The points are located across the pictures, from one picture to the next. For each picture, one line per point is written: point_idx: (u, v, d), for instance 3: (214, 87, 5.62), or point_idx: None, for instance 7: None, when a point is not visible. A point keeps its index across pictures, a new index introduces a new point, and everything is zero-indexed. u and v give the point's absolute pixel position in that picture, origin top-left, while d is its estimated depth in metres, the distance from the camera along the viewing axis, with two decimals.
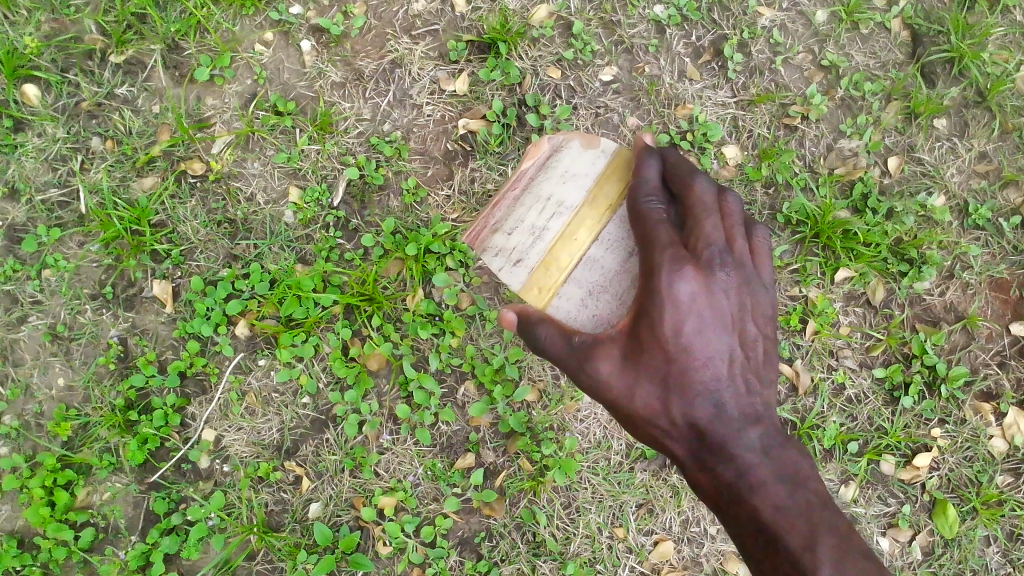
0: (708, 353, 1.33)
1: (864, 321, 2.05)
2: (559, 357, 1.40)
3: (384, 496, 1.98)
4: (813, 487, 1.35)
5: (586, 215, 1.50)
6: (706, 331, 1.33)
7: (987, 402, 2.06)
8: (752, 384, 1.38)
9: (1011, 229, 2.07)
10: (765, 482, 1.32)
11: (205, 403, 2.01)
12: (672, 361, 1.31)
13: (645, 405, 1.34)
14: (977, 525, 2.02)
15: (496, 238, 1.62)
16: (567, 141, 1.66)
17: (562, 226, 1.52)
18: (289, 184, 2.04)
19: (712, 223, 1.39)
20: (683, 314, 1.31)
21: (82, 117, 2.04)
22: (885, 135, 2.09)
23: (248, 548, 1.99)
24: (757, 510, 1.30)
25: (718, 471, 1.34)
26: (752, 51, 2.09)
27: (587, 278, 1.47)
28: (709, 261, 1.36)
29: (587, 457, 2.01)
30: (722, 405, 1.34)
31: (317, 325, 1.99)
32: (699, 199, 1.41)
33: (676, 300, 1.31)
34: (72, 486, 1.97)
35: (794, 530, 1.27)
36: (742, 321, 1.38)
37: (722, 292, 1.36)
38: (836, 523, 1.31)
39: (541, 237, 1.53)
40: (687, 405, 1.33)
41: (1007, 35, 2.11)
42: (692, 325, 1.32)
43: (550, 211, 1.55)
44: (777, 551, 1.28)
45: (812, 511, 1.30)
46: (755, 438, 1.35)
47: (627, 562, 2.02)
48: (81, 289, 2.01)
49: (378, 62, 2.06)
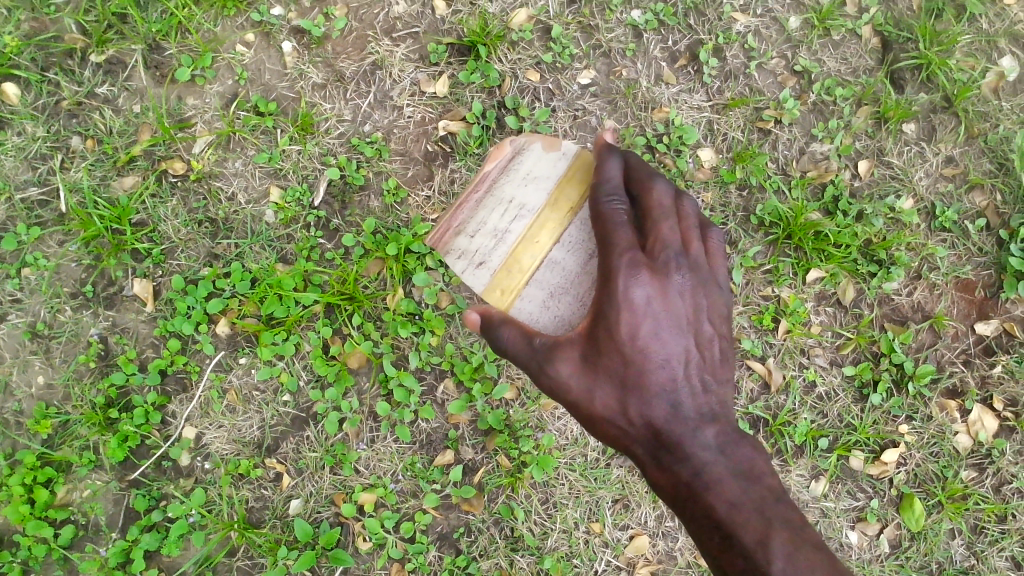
0: (664, 355, 1.37)
1: (834, 320, 2.10)
2: (520, 357, 1.42)
3: (364, 492, 2.00)
4: (767, 483, 1.39)
5: (547, 217, 1.52)
6: (662, 334, 1.37)
7: (952, 399, 2.11)
8: (709, 383, 1.42)
9: (976, 232, 2.13)
10: (719, 480, 1.37)
11: (185, 402, 2.02)
12: (629, 363, 1.35)
13: (603, 406, 1.38)
14: (943, 518, 2.07)
15: (459, 240, 1.62)
16: (530, 143, 1.68)
17: (524, 228, 1.53)
18: (270, 184, 2.06)
19: (668, 225, 1.41)
20: (638, 318, 1.35)
21: (62, 116, 2.04)
22: (856, 139, 2.14)
23: (228, 544, 2.00)
24: (712, 507, 1.35)
25: (675, 469, 1.39)
26: (727, 56, 2.14)
27: (549, 280, 1.50)
28: (665, 264, 1.38)
29: (564, 453, 2.04)
30: (678, 405, 1.38)
31: (297, 324, 2.01)
32: (656, 200, 1.42)
33: (632, 304, 1.34)
34: (51, 483, 1.98)
35: (748, 526, 1.31)
36: (698, 321, 1.42)
37: (677, 295, 1.39)
38: (790, 517, 1.35)
39: (502, 240, 1.55)
40: (644, 406, 1.37)
41: (973, 42, 2.16)
42: (648, 328, 1.36)
43: (512, 213, 1.57)
44: (731, 547, 1.31)
45: (765, 506, 1.35)
46: (711, 436, 1.39)
47: (603, 557, 2.06)
48: (61, 287, 2.02)
49: (359, 63, 2.09)
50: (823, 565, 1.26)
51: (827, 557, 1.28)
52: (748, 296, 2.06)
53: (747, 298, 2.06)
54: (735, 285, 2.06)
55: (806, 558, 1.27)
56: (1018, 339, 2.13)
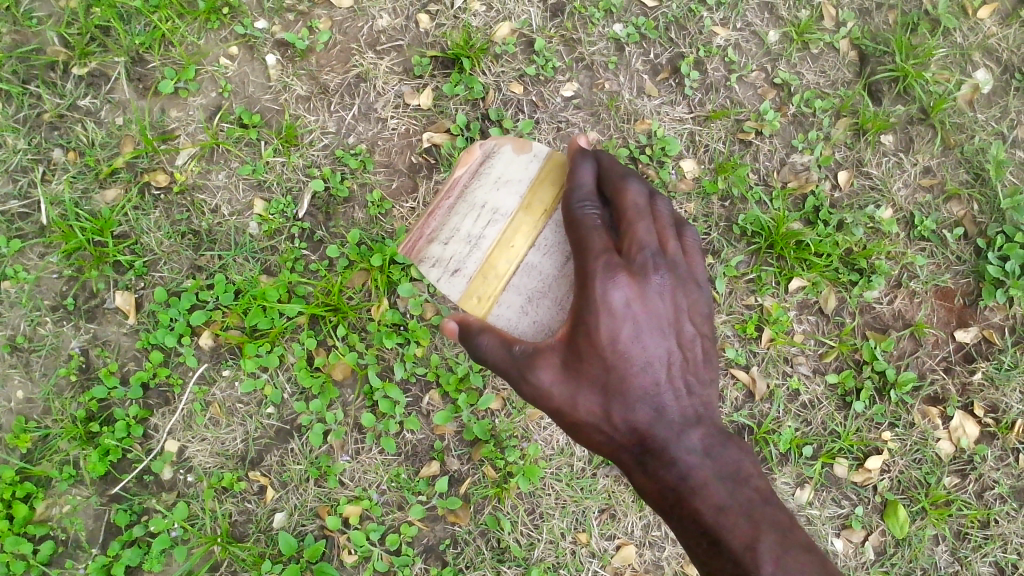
0: (645, 359, 1.37)
1: (817, 329, 2.12)
2: (501, 366, 1.42)
3: (349, 504, 1.99)
4: (753, 485, 1.40)
5: (521, 220, 1.51)
6: (643, 337, 1.37)
7: (934, 406, 2.13)
8: (692, 385, 1.43)
9: (955, 241, 2.16)
10: (706, 484, 1.37)
11: (168, 415, 2.00)
12: (610, 369, 1.36)
13: (587, 412, 1.38)
14: (927, 524, 2.09)
15: (433, 248, 1.60)
16: (499, 146, 1.66)
17: (497, 233, 1.52)
18: (253, 196, 2.06)
19: (644, 226, 1.41)
20: (618, 322, 1.35)
21: (44, 128, 2.03)
22: (835, 150, 2.17)
23: (211, 559, 1.98)
24: (699, 512, 1.35)
25: (661, 475, 1.39)
26: (708, 69, 2.17)
27: (526, 285, 1.50)
28: (643, 265, 1.39)
29: (550, 463, 2.04)
30: (662, 408, 1.39)
31: (282, 336, 2.00)
32: (631, 200, 1.42)
33: (611, 309, 1.35)
34: (31, 498, 1.94)
35: (735, 531, 1.32)
36: (678, 322, 1.43)
37: (656, 297, 1.39)
38: (778, 519, 1.36)
39: (476, 246, 1.53)
40: (627, 411, 1.38)
41: (948, 56, 2.20)
42: (628, 332, 1.36)
43: (485, 218, 1.54)
44: (719, 553, 1.32)
45: (752, 509, 1.35)
46: (696, 439, 1.40)
47: (590, 567, 2.05)
48: (41, 300, 2.00)
49: (343, 76, 2.09)
50: (812, 566, 1.27)
51: (816, 558, 1.29)
52: (731, 305, 2.08)
53: (730, 307, 2.08)
54: (718, 295, 2.08)
55: (795, 561, 1.27)
56: (998, 347, 2.16)
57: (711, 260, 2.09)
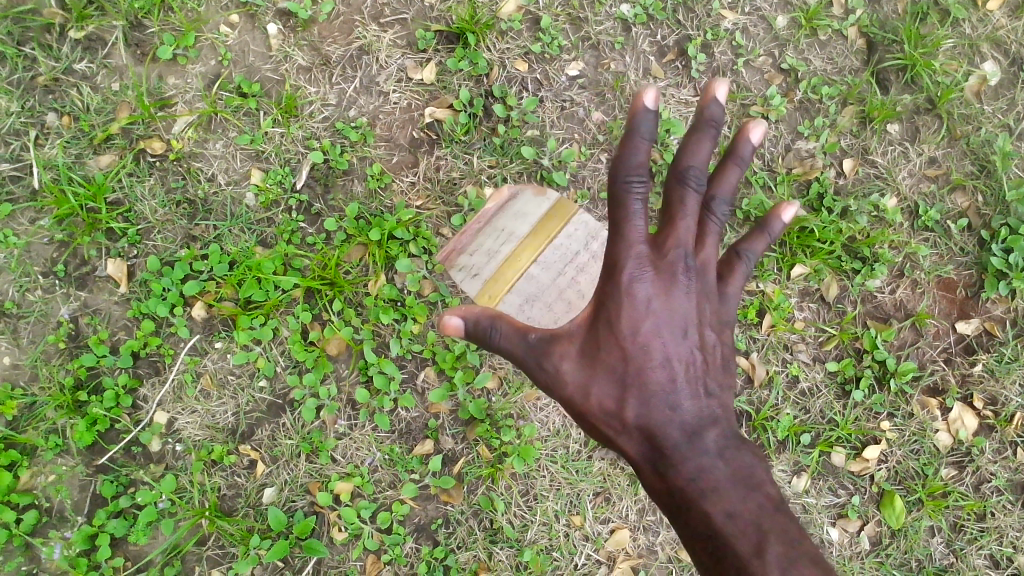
0: (664, 357, 1.33)
1: (818, 316, 2.10)
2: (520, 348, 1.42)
3: (341, 481, 1.95)
4: (767, 492, 1.29)
5: (529, 242, 2.02)
6: (664, 333, 1.34)
7: (933, 397, 2.11)
8: (712, 389, 1.37)
9: (959, 232, 2.14)
10: (715, 487, 1.27)
11: (157, 385, 1.96)
12: (628, 360, 1.33)
13: (598, 402, 1.35)
14: (923, 515, 2.07)
15: (462, 259, 2.00)
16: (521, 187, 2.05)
17: (511, 251, 2.01)
18: (251, 166, 2.02)
19: (685, 224, 1.35)
20: (640, 314, 1.33)
21: (38, 91, 1.98)
22: (841, 137, 2.15)
23: (198, 533, 1.94)
24: (707, 514, 1.24)
25: (670, 476, 1.31)
26: (715, 52, 2.14)
27: (528, 293, 1.99)
28: (674, 263, 1.35)
29: (545, 444, 2.01)
30: (676, 406, 1.33)
31: (276, 308, 1.97)
32: (677, 198, 1.36)
33: (634, 299, 1.32)
34: (15, 467, 1.90)
35: (742, 536, 1.20)
36: (702, 325, 1.39)
37: (683, 294, 1.36)
38: (787, 529, 1.23)
39: (495, 258, 2.01)
40: (640, 405, 1.33)
41: (957, 46, 2.18)
42: (649, 326, 1.33)
43: (504, 239, 2.02)
44: (722, 559, 1.20)
45: (763, 518, 1.22)
46: (709, 442, 1.31)
47: (583, 550, 2.02)
48: (31, 266, 1.95)
49: (345, 48, 2.06)
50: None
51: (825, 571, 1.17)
52: None
53: None
54: None
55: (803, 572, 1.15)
56: (999, 339, 2.14)
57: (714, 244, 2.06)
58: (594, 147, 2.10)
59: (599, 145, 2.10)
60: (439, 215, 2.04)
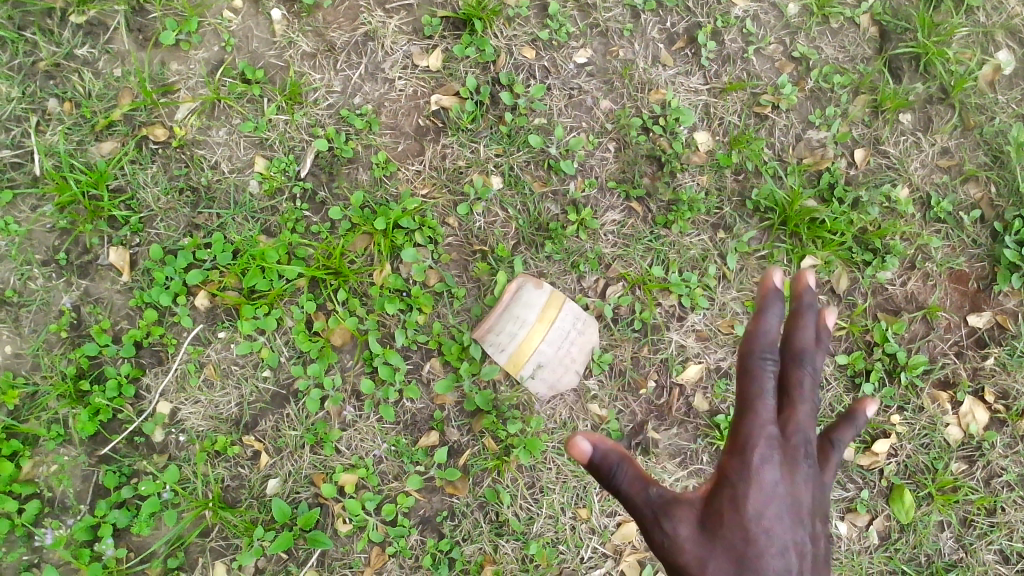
0: (797, 505, 1.24)
1: (827, 308, 2.08)
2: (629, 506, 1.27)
3: (345, 473, 1.93)
4: None
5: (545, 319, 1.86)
6: (783, 518, 1.21)
7: (944, 390, 2.09)
8: None
9: (971, 223, 2.12)
10: None
11: (160, 375, 1.94)
12: (750, 542, 1.18)
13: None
14: (932, 510, 2.05)
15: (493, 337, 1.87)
16: (533, 296, 1.87)
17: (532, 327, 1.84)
18: (254, 154, 2.00)
19: (805, 406, 1.31)
20: (766, 494, 1.22)
21: (39, 77, 1.96)
22: (853, 127, 2.12)
23: (202, 524, 1.92)
24: None
25: None
26: (725, 39, 2.11)
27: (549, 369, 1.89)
28: (796, 449, 1.27)
29: (552, 437, 1.99)
30: None
31: (280, 298, 1.95)
32: (796, 377, 1.33)
33: (760, 483, 1.22)
34: (17, 457, 1.88)
35: None
36: (816, 521, 1.26)
37: (804, 489, 1.26)
38: None
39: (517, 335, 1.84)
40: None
41: (971, 35, 2.15)
42: (774, 511, 1.21)
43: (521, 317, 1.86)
44: None
45: None
46: None
47: (589, 543, 1.99)
48: (32, 254, 1.93)
49: (350, 33, 2.03)
50: None
51: None
52: (741, 282, 2.07)
53: (741, 284, 2.07)
54: (728, 271, 2.06)
55: None
56: (1011, 333, 2.12)
57: (722, 235, 2.06)
58: (603, 136, 2.07)
59: (607, 134, 2.07)
60: (445, 204, 2.02)
